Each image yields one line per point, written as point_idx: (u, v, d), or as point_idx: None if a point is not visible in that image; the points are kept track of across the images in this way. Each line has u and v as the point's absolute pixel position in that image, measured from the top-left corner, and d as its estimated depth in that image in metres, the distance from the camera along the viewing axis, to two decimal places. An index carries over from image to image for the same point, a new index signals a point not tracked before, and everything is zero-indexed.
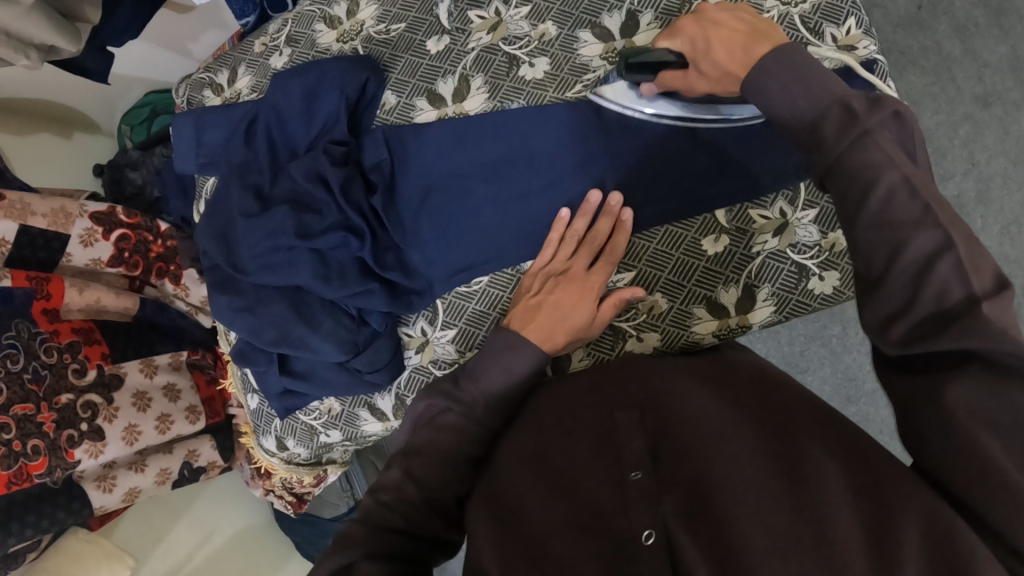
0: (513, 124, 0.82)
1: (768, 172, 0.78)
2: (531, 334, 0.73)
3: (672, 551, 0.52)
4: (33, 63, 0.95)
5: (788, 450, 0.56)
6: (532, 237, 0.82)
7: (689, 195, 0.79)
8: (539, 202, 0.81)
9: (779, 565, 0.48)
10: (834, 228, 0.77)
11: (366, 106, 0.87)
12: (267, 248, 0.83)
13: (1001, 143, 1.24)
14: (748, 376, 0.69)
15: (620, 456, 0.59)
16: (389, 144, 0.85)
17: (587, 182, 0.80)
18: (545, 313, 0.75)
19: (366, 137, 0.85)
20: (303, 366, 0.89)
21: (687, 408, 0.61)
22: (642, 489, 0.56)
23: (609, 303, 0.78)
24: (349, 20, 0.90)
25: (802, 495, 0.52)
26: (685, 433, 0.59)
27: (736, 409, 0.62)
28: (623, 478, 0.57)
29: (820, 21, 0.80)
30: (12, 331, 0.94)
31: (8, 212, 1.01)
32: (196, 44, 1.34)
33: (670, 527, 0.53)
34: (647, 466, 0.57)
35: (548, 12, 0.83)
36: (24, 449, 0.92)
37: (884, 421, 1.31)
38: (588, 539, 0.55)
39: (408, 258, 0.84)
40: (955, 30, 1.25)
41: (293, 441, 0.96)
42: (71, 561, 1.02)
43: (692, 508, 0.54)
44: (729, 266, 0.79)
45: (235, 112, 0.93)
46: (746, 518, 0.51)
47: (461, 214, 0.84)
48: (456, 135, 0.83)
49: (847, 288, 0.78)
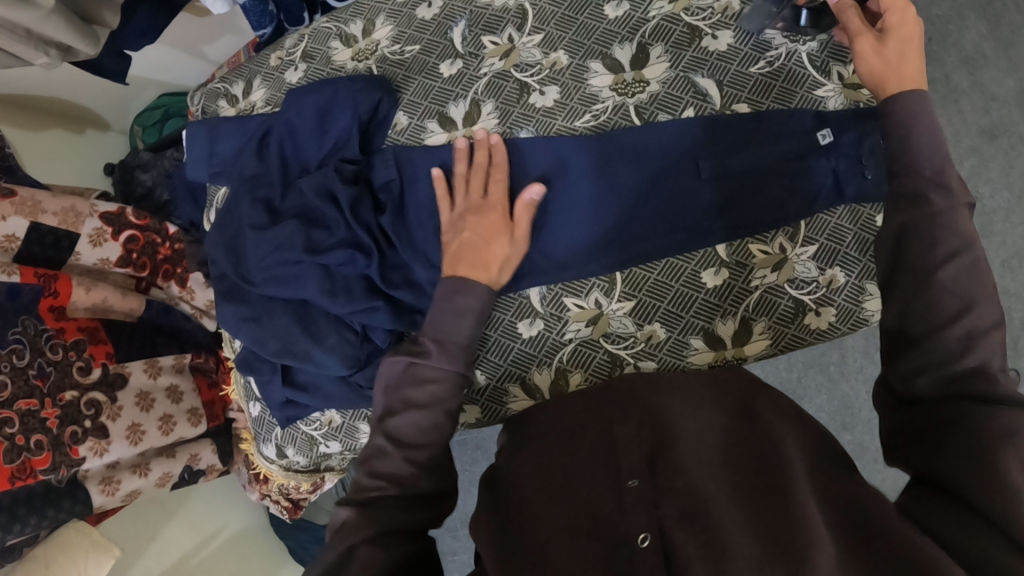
0: (523, 150, 0.83)
1: (760, 223, 0.80)
2: (465, 273, 0.75)
3: (666, 552, 0.53)
4: (52, 62, 0.96)
5: (779, 465, 0.57)
6: (536, 263, 0.82)
7: (691, 230, 0.80)
8: (555, 224, 0.81)
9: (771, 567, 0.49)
10: (832, 265, 0.79)
11: (377, 125, 0.88)
12: (276, 261, 0.85)
13: (1005, 176, 1.17)
14: (752, 399, 0.70)
15: (619, 465, 0.62)
16: (400, 164, 0.86)
17: (593, 210, 0.81)
18: (466, 249, 0.76)
19: (378, 156, 0.87)
20: (305, 378, 0.90)
21: (685, 430, 0.63)
22: (640, 495, 0.57)
23: (520, 210, 0.78)
24: (364, 39, 0.92)
25: (794, 513, 0.53)
26: (683, 449, 0.61)
27: (730, 431, 0.64)
28: (621, 486, 0.59)
29: (827, 59, 0.82)
30: (19, 328, 0.97)
31: (20, 208, 1.04)
32: (210, 47, 1.34)
33: (665, 529, 0.54)
34: (644, 475, 0.59)
35: (560, 41, 0.85)
36: (27, 444, 0.94)
37: (879, 449, 1.32)
38: (585, 540, 0.57)
39: (415, 276, 0.85)
40: (964, 62, 1.19)
41: (293, 449, 0.98)
42: (58, 550, 1.00)
43: (689, 510, 0.55)
44: (727, 299, 0.81)
45: (248, 124, 0.94)
46: (739, 527, 0.52)
47: None
48: None
49: (842, 324, 0.81)
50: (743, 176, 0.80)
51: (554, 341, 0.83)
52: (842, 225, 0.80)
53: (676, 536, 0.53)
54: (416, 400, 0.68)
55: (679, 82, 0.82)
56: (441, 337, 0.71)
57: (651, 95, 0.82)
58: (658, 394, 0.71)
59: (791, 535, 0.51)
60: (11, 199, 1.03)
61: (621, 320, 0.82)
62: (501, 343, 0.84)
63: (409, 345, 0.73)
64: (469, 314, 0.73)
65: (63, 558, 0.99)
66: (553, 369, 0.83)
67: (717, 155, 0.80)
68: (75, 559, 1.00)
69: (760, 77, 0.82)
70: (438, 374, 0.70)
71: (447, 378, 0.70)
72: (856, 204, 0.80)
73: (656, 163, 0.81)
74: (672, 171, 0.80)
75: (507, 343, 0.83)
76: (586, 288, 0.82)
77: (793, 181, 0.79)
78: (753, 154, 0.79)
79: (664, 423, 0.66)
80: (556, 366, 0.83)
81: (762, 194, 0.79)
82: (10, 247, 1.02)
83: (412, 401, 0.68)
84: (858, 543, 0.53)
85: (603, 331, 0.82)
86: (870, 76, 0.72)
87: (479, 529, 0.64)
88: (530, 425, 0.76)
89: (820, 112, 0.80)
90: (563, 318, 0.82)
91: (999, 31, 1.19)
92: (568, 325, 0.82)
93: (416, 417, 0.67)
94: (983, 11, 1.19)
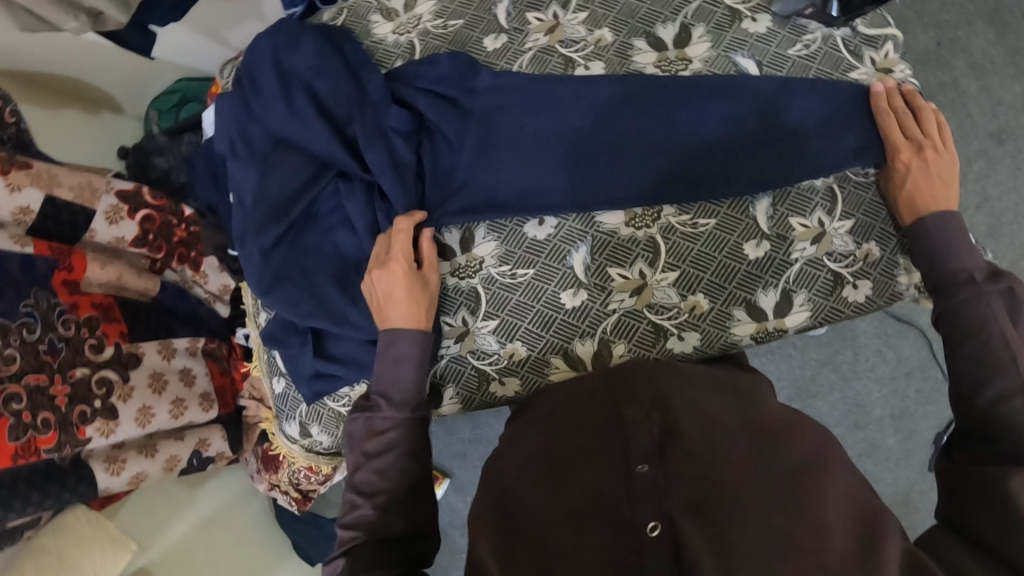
0: (543, 95, 0.85)
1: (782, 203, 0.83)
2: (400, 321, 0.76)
3: (677, 543, 0.54)
4: (81, 28, 0.93)
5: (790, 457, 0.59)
6: (560, 154, 0.84)
7: (700, 149, 0.83)
8: (571, 124, 0.84)
9: (782, 565, 0.51)
10: (868, 240, 0.82)
11: (362, 97, 0.85)
12: (320, 235, 0.87)
13: (1013, 178, 1.23)
14: (763, 401, 0.71)
15: (628, 448, 0.62)
16: (393, 96, 0.86)
17: (583, 124, 0.84)
18: (392, 304, 0.77)
19: (360, 99, 0.85)
20: (340, 350, 0.89)
21: (699, 414, 0.64)
22: (649, 482, 0.58)
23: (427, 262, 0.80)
24: (406, 13, 0.92)
25: (805, 505, 0.54)
26: (693, 436, 0.61)
27: (739, 416, 0.66)
28: (630, 470, 0.60)
29: (860, 44, 0.85)
30: (31, 300, 0.94)
31: (36, 180, 1.00)
32: (232, 32, 1.32)
33: (675, 519, 0.55)
34: (654, 459, 0.60)
35: (604, 19, 0.87)
36: (34, 421, 0.89)
37: (890, 448, 1.32)
38: (591, 523, 0.58)
39: (440, 169, 0.85)
40: (973, 67, 1.25)
41: (318, 428, 0.93)
42: (73, 544, 0.97)
43: (698, 501, 0.56)
44: (768, 271, 0.82)
45: (269, 84, 0.87)
46: (749, 520, 0.53)
47: (508, 131, 0.85)
48: (540, 105, 0.84)
49: (877, 298, 0.83)
50: (767, 127, 0.83)
51: (597, 311, 0.83)
52: (878, 204, 0.82)
53: (686, 528, 0.54)
54: (372, 450, 0.72)
55: (721, 61, 0.85)
56: (385, 390, 0.74)
57: (694, 73, 0.84)
58: (673, 381, 0.70)
59: (800, 528, 0.53)
60: (27, 171, 0.99)
61: (659, 309, 0.82)
62: (543, 314, 0.83)
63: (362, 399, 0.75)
64: (409, 360, 0.75)
65: (76, 550, 0.96)
66: (597, 339, 0.83)
67: (678, 87, 0.83)
68: (92, 553, 0.98)
69: (798, 59, 0.84)
70: (390, 423, 0.72)
71: (397, 424, 0.72)
72: (858, 190, 0.83)
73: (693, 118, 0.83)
74: (712, 113, 0.83)
75: (550, 313, 0.83)
76: (630, 258, 0.83)
77: (779, 104, 0.82)
78: (798, 109, 0.82)
79: (676, 407, 0.65)
80: (599, 336, 0.83)
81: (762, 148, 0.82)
82: (23, 220, 0.99)
83: (370, 451, 0.72)
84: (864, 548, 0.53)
85: (647, 301, 0.82)
86: (909, 193, 0.78)
87: (485, 528, 0.64)
88: (531, 417, 0.77)
89: (777, 77, 0.83)
90: (608, 288, 0.83)
91: (1006, 38, 1.26)
92: (612, 295, 0.83)
93: (372, 467, 0.71)
94: (991, 18, 1.26)
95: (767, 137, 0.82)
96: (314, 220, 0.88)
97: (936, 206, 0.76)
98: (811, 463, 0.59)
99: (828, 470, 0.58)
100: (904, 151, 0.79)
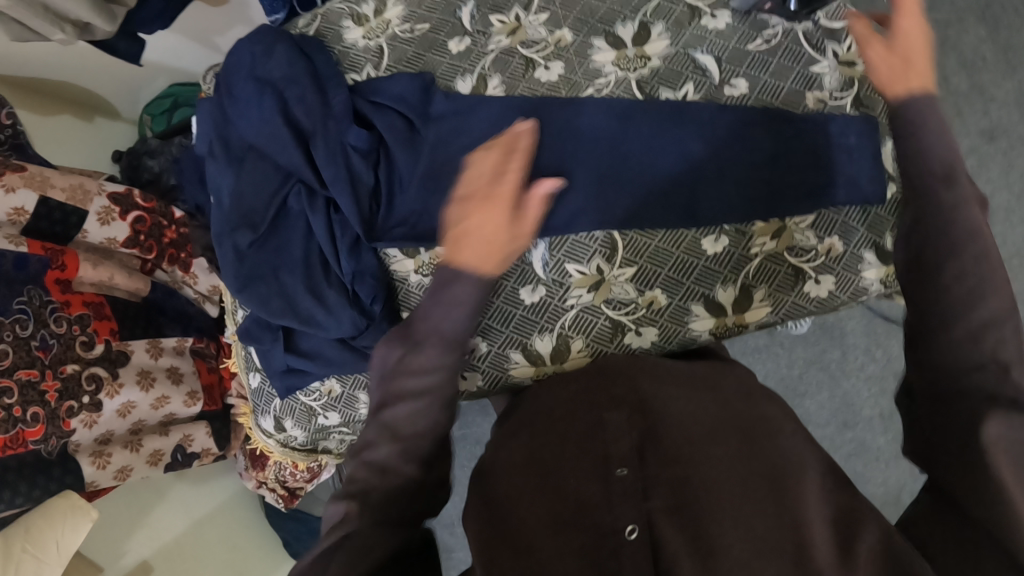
0: (499, 110, 0.86)
1: (741, 209, 0.82)
2: (467, 263, 0.68)
3: (655, 545, 0.54)
4: (68, 39, 0.96)
5: (759, 453, 0.59)
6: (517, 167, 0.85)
7: (652, 167, 0.83)
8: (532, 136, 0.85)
9: (759, 564, 0.52)
10: (830, 234, 0.81)
11: (327, 112, 0.88)
12: (291, 240, 0.90)
13: (1005, 175, 1.21)
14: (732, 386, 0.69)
15: (606, 451, 0.60)
16: (355, 113, 0.89)
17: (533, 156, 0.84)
18: (471, 240, 0.69)
19: (324, 114, 0.88)
20: (309, 345, 0.91)
21: (675, 413, 0.62)
22: (628, 486, 0.57)
23: (529, 203, 0.70)
24: (376, 19, 0.94)
25: (782, 503, 0.55)
26: (673, 436, 0.60)
27: (716, 408, 0.64)
28: (609, 474, 0.58)
29: (822, 38, 0.84)
30: (24, 298, 0.97)
31: (29, 182, 1.04)
32: (222, 38, 1.38)
33: (654, 522, 0.55)
34: (633, 462, 0.59)
35: (565, 20, 0.88)
36: (24, 415, 0.94)
37: (880, 448, 1.30)
38: (572, 530, 0.56)
39: (398, 177, 0.88)
40: (964, 64, 1.23)
41: (291, 422, 0.96)
42: (37, 516, 0.97)
43: (678, 503, 0.56)
44: (728, 265, 0.83)
45: (243, 89, 0.90)
46: (726, 524, 0.54)
47: (461, 149, 0.87)
48: (500, 119, 0.86)
49: (841, 293, 0.82)
50: (724, 128, 0.82)
51: (556, 307, 0.84)
52: (849, 223, 0.82)
53: (665, 529, 0.54)
54: (410, 388, 0.64)
55: (680, 58, 0.85)
56: (438, 330, 0.67)
57: (652, 70, 0.85)
58: (652, 379, 0.68)
59: (778, 532, 0.53)
60: (21, 173, 1.04)
61: (617, 305, 0.83)
62: (504, 310, 0.84)
63: (405, 329, 0.69)
64: (463, 305, 0.68)
65: (39, 519, 0.96)
66: (555, 335, 0.84)
67: (617, 118, 0.84)
68: (53, 522, 0.97)
69: (758, 54, 0.84)
70: (437, 367, 0.65)
71: (444, 367, 0.65)
72: (827, 211, 0.82)
73: (646, 120, 0.83)
74: (669, 115, 0.83)
75: (509, 309, 0.84)
76: (588, 254, 0.83)
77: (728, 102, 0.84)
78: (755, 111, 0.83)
79: (653, 408, 0.63)
80: (558, 332, 0.84)
81: (723, 150, 0.82)
82: (18, 220, 1.03)
83: (407, 390, 0.64)
84: (841, 552, 0.53)
85: (604, 296, 0.83)
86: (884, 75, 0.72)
87: (469, 523, 0.61)
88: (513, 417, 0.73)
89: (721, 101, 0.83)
90: (566, 284, 0.84)
91: (997, 35, 1.24)
92: (570, 291, 0.84)
93: (407, 406, 0.64)
94: (982, 15, 1.24)
95: (720, 137, 0.82)
96: (284, 224, 0.90)
97: (915, 86, 0.69)
98: (784, 462, 0.58)
99: (799, 471, 0.58)
100: (872, 41, 0.73)
